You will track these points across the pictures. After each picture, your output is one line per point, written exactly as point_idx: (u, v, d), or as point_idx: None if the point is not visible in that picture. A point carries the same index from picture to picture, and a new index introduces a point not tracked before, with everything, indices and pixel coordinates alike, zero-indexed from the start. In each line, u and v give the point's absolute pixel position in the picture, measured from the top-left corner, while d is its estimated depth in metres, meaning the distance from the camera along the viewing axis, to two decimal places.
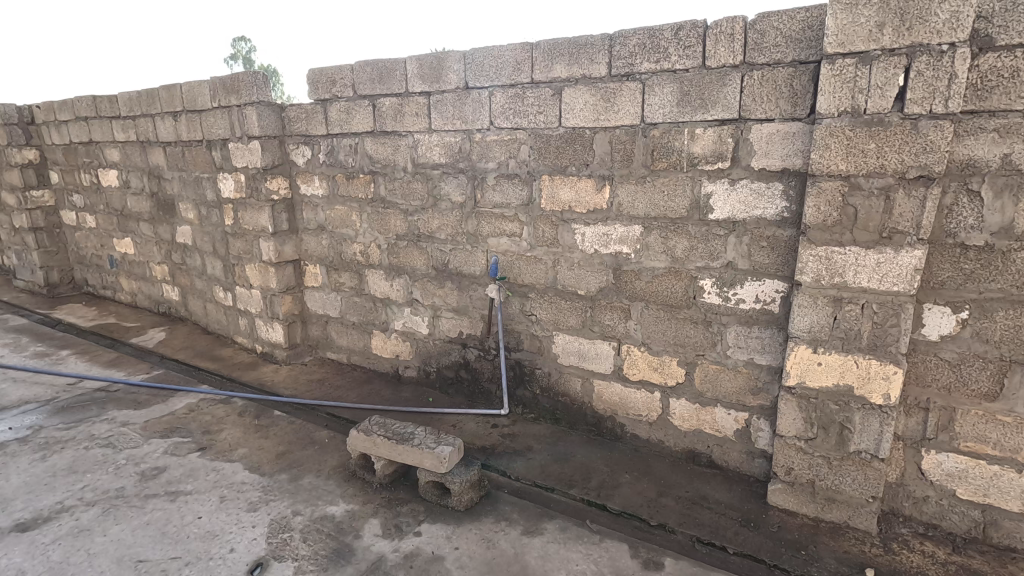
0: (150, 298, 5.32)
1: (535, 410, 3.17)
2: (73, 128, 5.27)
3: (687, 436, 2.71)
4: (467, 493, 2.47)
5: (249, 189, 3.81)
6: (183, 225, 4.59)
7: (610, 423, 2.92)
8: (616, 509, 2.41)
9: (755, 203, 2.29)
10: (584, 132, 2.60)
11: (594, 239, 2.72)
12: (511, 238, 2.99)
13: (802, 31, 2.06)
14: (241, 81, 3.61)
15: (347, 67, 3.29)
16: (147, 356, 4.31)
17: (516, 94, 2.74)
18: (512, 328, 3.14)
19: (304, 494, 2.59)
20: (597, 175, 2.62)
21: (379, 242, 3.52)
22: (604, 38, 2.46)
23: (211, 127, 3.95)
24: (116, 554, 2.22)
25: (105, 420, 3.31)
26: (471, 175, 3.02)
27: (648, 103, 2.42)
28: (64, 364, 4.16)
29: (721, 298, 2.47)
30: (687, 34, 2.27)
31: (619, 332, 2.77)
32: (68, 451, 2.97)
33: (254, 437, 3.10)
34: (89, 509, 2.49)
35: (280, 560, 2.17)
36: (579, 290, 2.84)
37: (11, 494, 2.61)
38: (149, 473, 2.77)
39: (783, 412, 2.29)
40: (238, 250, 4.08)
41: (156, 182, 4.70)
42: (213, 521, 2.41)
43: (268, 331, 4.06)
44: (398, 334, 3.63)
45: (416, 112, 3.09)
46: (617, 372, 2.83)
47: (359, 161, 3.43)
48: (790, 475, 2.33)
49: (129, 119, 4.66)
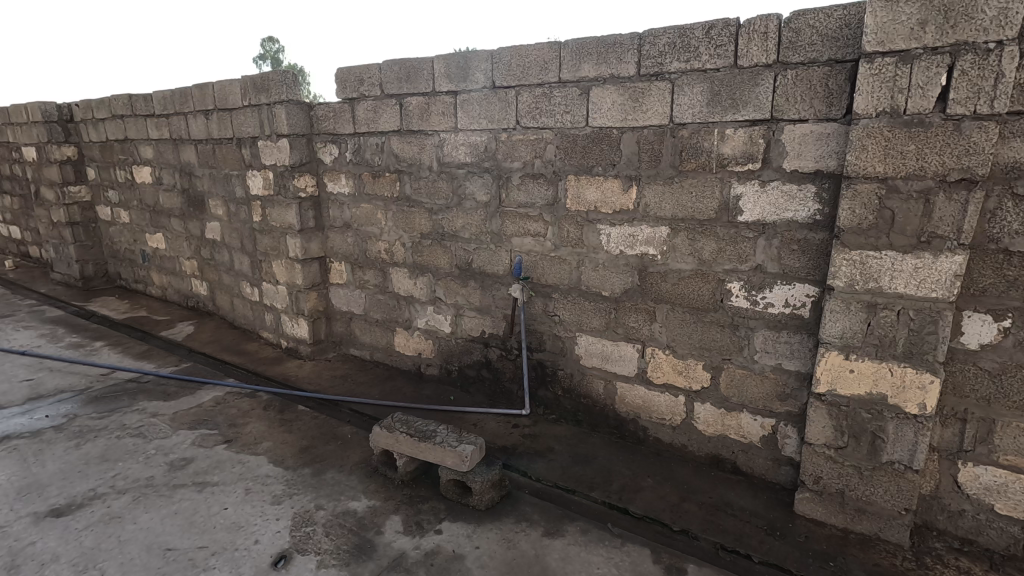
0: (179, 292, 5.45)
1: (556, 411, 3.15)
2: (109, 126, 5.42)
3: (711, 441, 2.67)
4: (487, 492, 2.46)
5: (277, 186, 3.87)
6: (212, 222, 4.69)
7: (632, 426, 2.90)
8: (638, 513, 2.38)
9: (786, 204, 2.24)
10: (611, 132, 2.58)
11: (620, 240, 2.70)
12: (535, 237, 2.98)
13: (839, 29, 2.01)
14: (271, 80, 3.67)
15: (375, 67, 3.32)
16: (176, 349, 4.42)
17: (542, 94, 2.73)
18: (534, 328, 3.13)
19: (327, 489, 2.62)
20: (624, 176, 2.60)
21: (403, 241, 3.55)
22: (633, 38, 2.43)
23: (241, 125, 4.03)
24: (145, 542, 2.27)
25: (135, 410, 3.40)
26: (496, 175, 3.01)
27: (676, 103, 2.39)
28: (97, 355, 4.29)
29: (749, 302, 2.42)
30: (718, 33, 2.23)
31: (644, 335, 2.74)
32: (101, 440, 3.05)
33: (279, 431, 3.14)
34: (120, 497, 2.55)
35: (303, 553, 2.20)
36: (604, 291, 2.82)
37: (47, 480, 2.69)
38: (178, 464, 2.83)
39: (813, 420, 2.23)
40: (265, 246, 4.14)
41: (187, 179, 4.80)
42: (239, 513, 2.45)
43: (293, 326, 4.12)
44: (421, 333, 3.66)
45: (443, 111, 3.10)
46: (640, 374, 2.80)
47: (385, 160, 3.46)
48: (818, 484, 2.28)
49: (163, 118, 4.78)
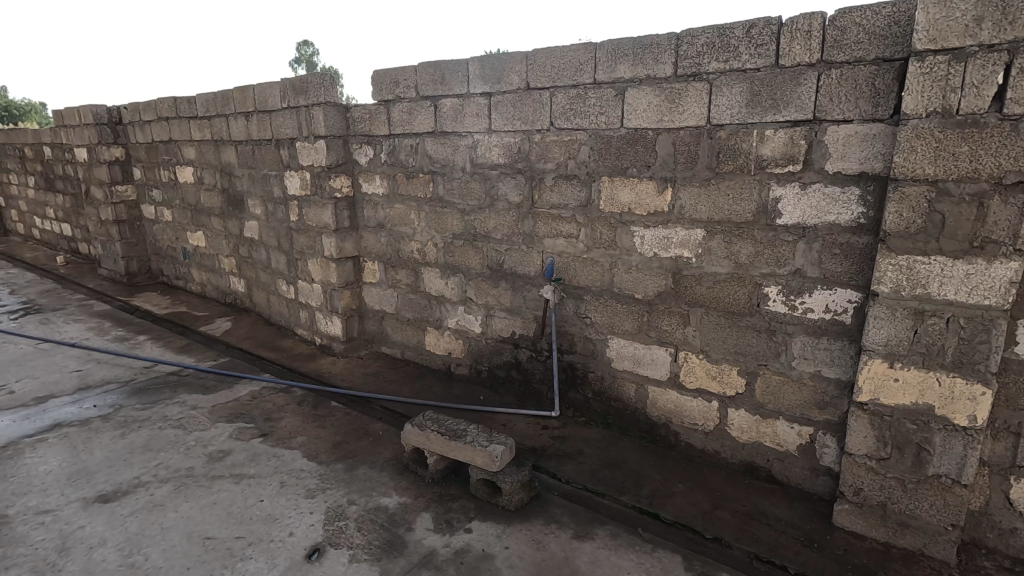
0: (217, 288, 5.61)
1: (586, 414, 3.14)
2: (155, 128, 5.63)
3: (745, 449, 2.62)
4: (517, 493, 2.47)
5: (314, 186, 3.95)
6: (251, 220, 4.82)
7: (663, 431, 2.86)
8: (669, 518, 2.35)
9: (828, 207, 2.19)
10: (646, 133, 2.56)
11: (654, 243, 2.67)
12: (567, 239, 2.97)
13: (887, 27, 1.95)
14: (310, 82, 3.75)
15: (410, 69, 3.36)
16: (215, 344, 4.55)
17: (578, 95, 2.72)
18: (565, 330, 3.12)
19: (359, 484, 2.66)
20: (659, 177, 2.57)
21: (435, 241, 3.58)
22: (671, 38, 2.41)
23: (280, 126, 4.13)
24: (186, 530, 2.34)
25: (176, 402, 3.51)
26: (529, 176, 3.01)
27: (714, 103, 2.35)
28: (141, 349, 4.45)
29: (787, 307, 2.37)
30: (759, 33, 2.19)
31: (677, 339, 2.71)
32: (144, 430, 3.17)
33: (312, 426, 3.21)
34: (163, 486, 2.64)
35: (336, 547, 2.24)
36: (636, 293, 2.79)
37: (95, 467, 2.81)
38: (216, 455, 2.91)
39: (854, 429, 2.16)
40: (301, 245, 4.23)
41: (227, 179, 4.95)
42: (274, 505, 2.51)
43: (327, 323, 4.20)
44: (451, 332, 3.69)
45: (477, 113, 3.12)
46: (673, 379, 2.76)
47: (419, 161, 3.50)
48: (858, 496, 2.21)
49: (206, 119, 4.93)
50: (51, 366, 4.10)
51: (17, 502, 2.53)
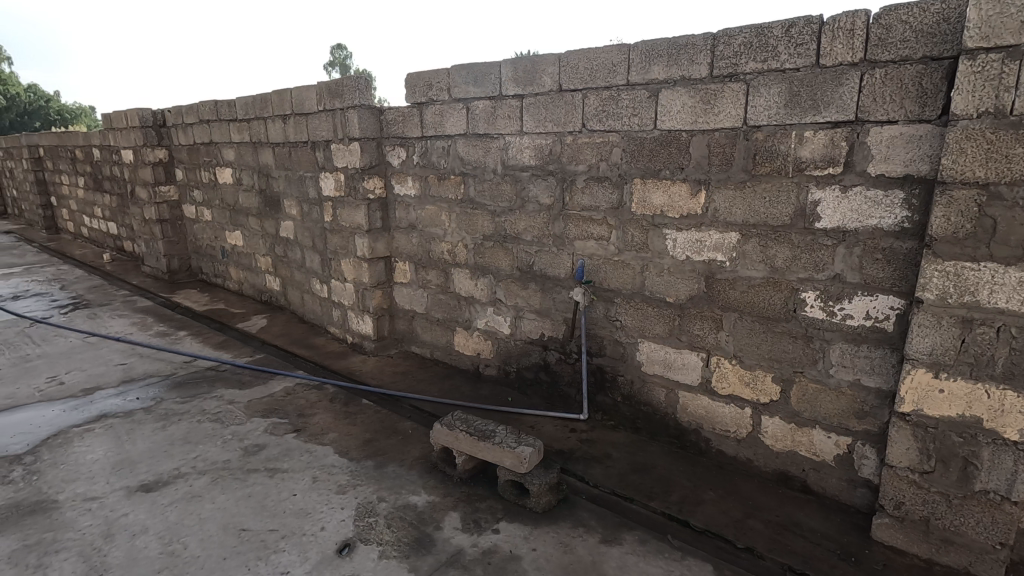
0: (254, 286, 5.77)
1: (615, 418, 3.11)
2: (197, 130, 5.82)
3: (779, 457, 2.56)
4: (545, 495, 2.47)
5: (348, 188, 4.03)
6: (286, 221, 4.94)
7: (694, 437, 2.82)
8: (699, 526, 2.31)
9: (870, 211, 2.12)
10: (680, 135, 2.53)
11: (686, 246, 2.63)
12: (598, 241, 2.95)
13: (935, 25, 1.89)
14: (346, 85, 3.82)
15: (443, 71, 3.39)
16: (250, 340, 4.68)
17: (610, 96, 2.70)
18: (595, 333, 3.10)
19: (389, 482, 2.70)
20: (693, 179, 2.54)
21: (466, 242, 3.61)
22: (707, 38, 2.37)
23: (316, 129, 4.22)
24: (222, 521, 2.41)
25: (214, 397, 3.62)
26: (561, 177, 3.01)
27: (751, 104, 2.31)
28: (180, 344, 4.61)
29: (826, 313, 2.30)
30: (800, 32, 2.14)
31: (709, 343, 2.66)
32: (184, 423, 3.28)
33: (343, 423, 3.27)
34: (201, 478, 2.73)
35: (366, 543, 2.27)
36: (668, 297, 2.76)
37: (138, 457, 2.92)
38: (251, 449, 2.99)
39: (895, 441, 2.09)
40: (335, 245, 4.32)
41: (264, 180, 5.08)
42: (306, 499, 2.56)
43: (359, 322, 4.28)
44: (480, 333, 3.70)
45: (509, 114, 3.13)
46: (704, 384, 2.72)
47: (451, 162, 3.53)
48: (899, 509, 2.13)
49: (245, 122, 5.07)
50: (97, 359, 4.28)
51: (66, 489, 2.65)
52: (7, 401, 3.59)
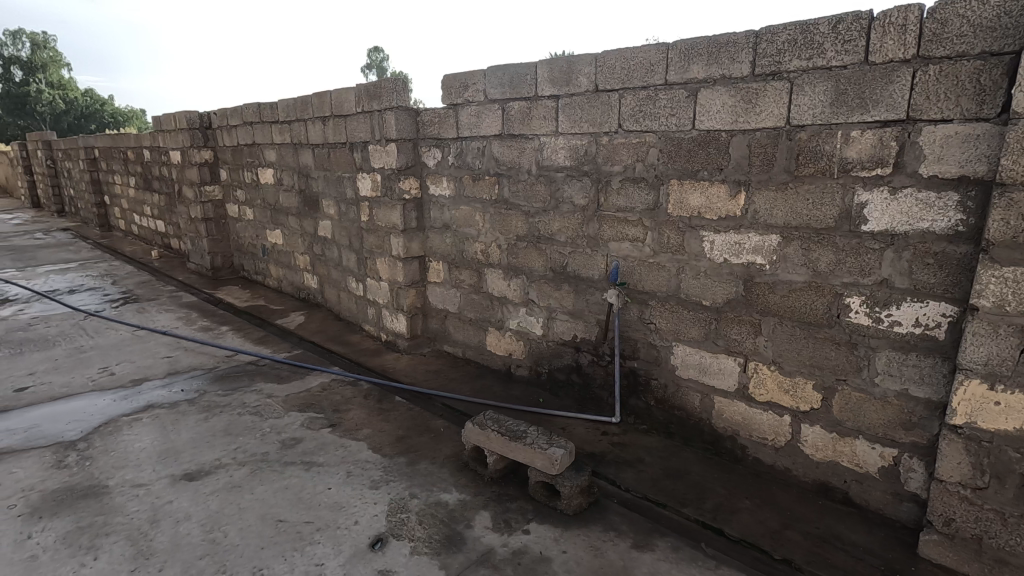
0: (292, 284, 5.92)
1: (647, 422, 3.07)
2: (241, 132, 6.01)
3: (819, 467, 2.48)
4: (576, 498, 2.45)
5: (384, 188, 4.10)
6: (324, 220, 5.05)
7: (729, 444, 2.76)
8: (734, 535, 2.26)
9: (921, 214, 2.03)
10: (719, 135, 2.48)
11: (724, 248, 2.58)
12: (633, 243, 2.92)
13: (995, 19, 1.80)
14: (384, 87, 3.89)
15: (479, 73, 3.41)
16: (289, 336, 4.80)
17: (648, 96, 2.67)
18: (629, 335, 3.07)
19: (420, 479, 2.73)
20: (732, 181, 2.49)
21: (499, 242, 3.62)
22: (749, 36, 2.32)
23: (355, 130, 4.31)
24: (260, 511, 2.48)
25: (254, 390, 3.74)
26: (596, 178, 2.99)
27: (795, 103, 2.24)
28: (223, 338, 4.77)
29: (871, 320, 2.22)
30: (847, 28, 2.07)
31: (747, 348, 2.60)
32: (225, 415, 3.39)
33: (377, 420, 3.32)
34: (241, 468, 2.82)
35: (398, 539, 2.30)
36: (704, 300, 2.71)
37: (182, 446, 3.04)
38: (289, 442, 3.07)
39: (945, 454, 2.00)
40: (371, 244, 4.39)
41: (304, 180, 5.21)
42: (341, 493, 2.62)
43: (393, 321, 4.34)
44: (512, 333, 3.71)
45: (545, 115, 3.12)
46: (741, 390, 2.66)
47: (485, 163, 3.55)
48: (949, 526, 2.04)
49: (286, 124, 5.21)
50: (145, 352, 4.47)
51: (116, 475, 2.77)
52: (63, 390, 3.78)
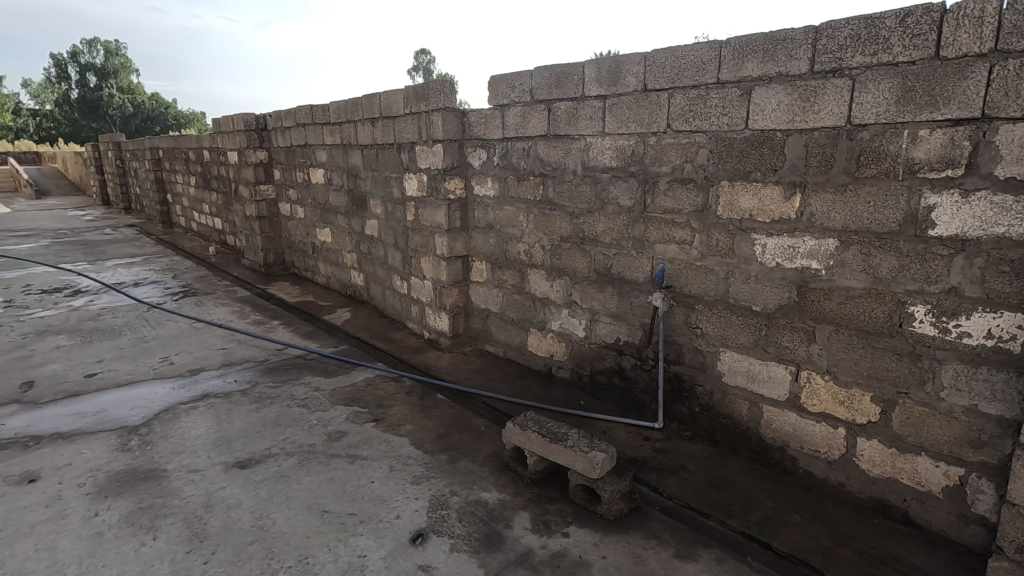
0: (339, 281, 6.08)
1: (692, 429, 3.00)
2: (294, 134, 6.22)
3: (876, 484, 2.36)
4: (616, 503, 2.42)
5: (430, 188, 4.16)
6: (371, 219, 5.17)
7: (778, 454, 2.67)
8: (782, 550, 2.18)
9: (996, 218, 1.90)
10: (774, 135, 2.40)
11: (777, 252, 2.49)
12: (680, 245, 2.86)
13: None
14: (431, 88, 3.94)
15: (526, 74, 3.42)
16: (335, 332, 4.94)
17: (698, 95, 2.61)
18: (674, 340, 3.00)
19: (461, 476, 2.75)
20: (787, 182, 2.40)
21: (543, 243, 3.61)
22: (808, 31, 2.23)
23: (403, 131, 4.39)
24: (306, 501, 2.56)
25: (302, 383, 3.86)
26: (642, 179, 2.94)
27: (857, 101, 2.14)
28: (274, 332, 4.95)
29: (937, 330, 2.09)
30: (917, 21, 1.96)
31: (800, 356, 2.50)
32: (275, 406, 3.52)
33: (419, 416, 3.37)
34: (289, 459, 2.92)
35: (438, 535, 2.33)
36: (754, 306, 2.62)
37: (235, 435, 3.16)
38: (334, 435, 3.16)
39: (1019, 476, 1.86)
40: (416, 244, 4.46)
41: (353, 180, 5.34)
42: (383, 487, 2.67)
43: (436, 319, 4.40)
44: (554, 335, 3.69)
45: (591, 115, 3.10)
46: (792, 400, 2.56)
47: (531, 163, 3.55)
48: (1022, 553, 1.90)
49: (337, 125, 5.36)
50: (202, 343, 4.68)
51: (174, 459, 2.92)
52: (128, 377, 4.01)
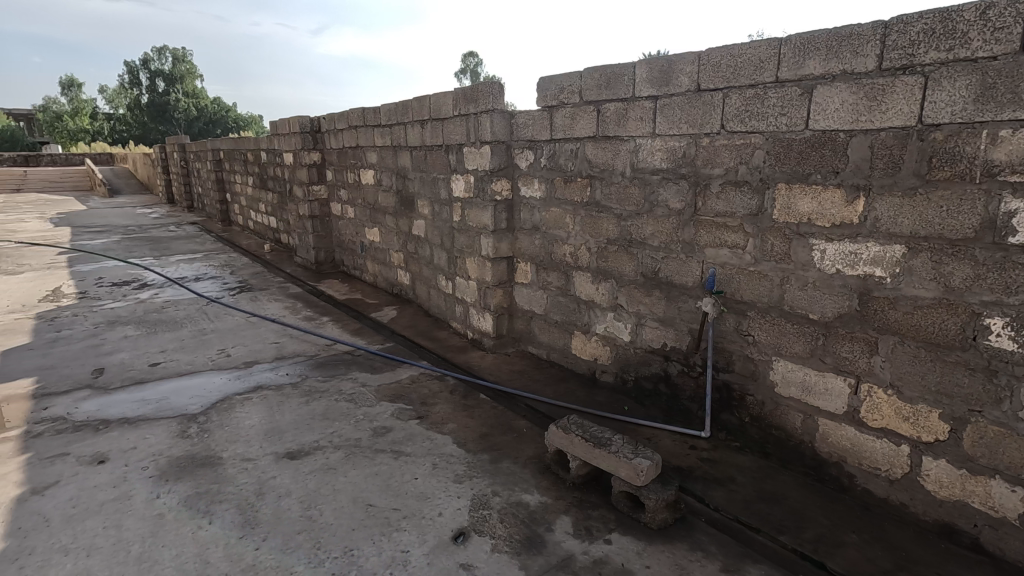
0: (386, 280, 6.22)
1: (741, 439, 2.90)
2: (346, 136, 6.39)
3: (942, 506, 2.22)
4: (661, 512, 2.36)
5: (477, 189, 4.19)
6: (419, 219, 5.25)
7: (834, 470, 2.55)
8: (838, 570, 2.08)
9: None
10: (836, 135, 2.29)
11: (837, 258, 2.38)
12: (732, 249, 2.78)
13: None
14: (480, 90, 3.97)
15: (576, 74, 3.40)
16: (382, 329, 5.05)
17: (755, 95, 2.52)
18: (724, 347, 2.91)
19: (503, 477, 2.76)
20: (849, 185, 2.29)
21: (589, 245, 3.58)
22: (876, 27, 2.12)
23: (451, 133, 4.44)
24: (352, 494, 2.62)
25: (350, 378, 3.96)
26: (693, 181, 2.87)
27: (930, 100, 2.02)
28: (323, 328, 5.10)
29: (1017, 344, 1.94)
30: (1000, 13, 1.83)
31: (860, 368, 2.38)
32: (324, 400, 3.62)
33: (462, 415, 3.40)
34: (336, 452, 3.00)
35: (480, 535, 2.34)
36: (811, 314, 2.51)
37: (285, 426, 3.28)
38: (380, 431, 3.22)
39: None
40: (462, 244, 4.51)
41: (401, 181, 5.45)
42: (426, 484, 2.70)
43: (480, 319, 4.43)
44: (599, 338, 3.65)
45: (641, 116, 3.05)
46: (851, 414, 2.44)
47: (578, 165, 3.52)
48: None
49: (387, 127, 5.48)
50: (257, 337, 4.88)
51: (230, 447, 3.05)
52: (189, 367, 4.22)
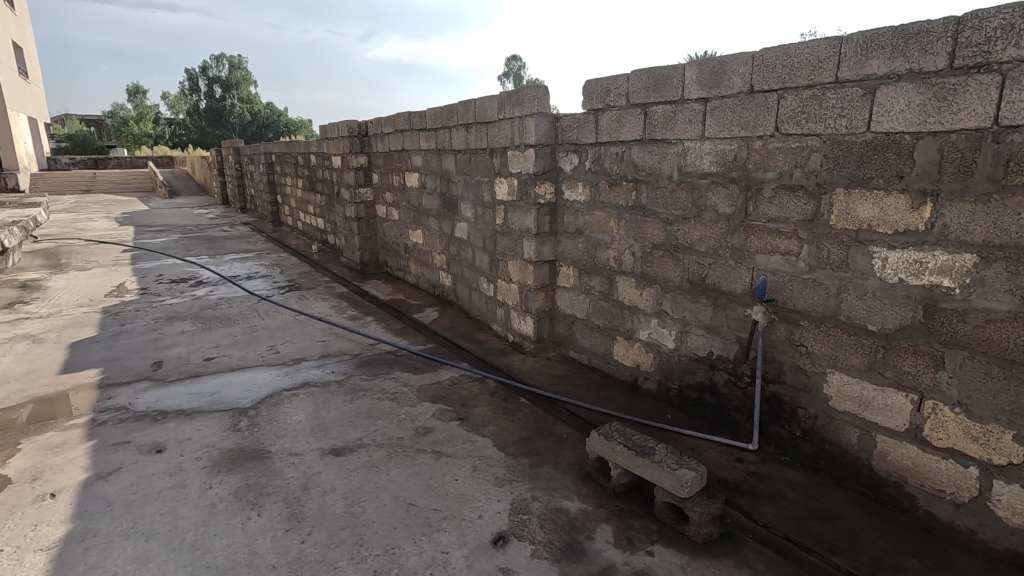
0: (429, 281, 6.30)
1: (791, 454, 2.79)
2: (392, 139, 6.52)
3: (1016, 534, 2.06)
4: (706, 526, 2.29)
5: (520, 192, 4.19)
6: (462, 222, 5.30)
7: (894, 490, 2.41)
8: None
9: None
10: (901, 138, 2.18)
11: (900, 267, 2.26)
12: (785, 257, 2.68)
13: None
14: (526, 93, 3.97)
15: (623, 76, 3.35)
16: (424, 330, 5.11)
17: (812, 96, 2.43)
18: (774, 357, 2.81)
19: (543, 482, 2.74)
20: (915, 190, 2.17)
21: (633, 249, 3.52)
22: (947, 24, 2.01)
23: (495, 136, 4.46)
24: (394, 492, 2.66)
25: (392, 378, 4.03)
26: (744, 185, 2.79)
27: (1007, 100, 1.89)
28: (368, 327, 5.21)
29: None
30: None
31: (924, 384, 2.25)
32: (367, 398, 3.70)
33: (502, 418, 3.40)
34: (379, 450, 3.05)
35: (519, 539, 2.33)
36: (870, 325, 2.40)
37: (331, 423, 3.36)
38: (421, 431, 3.26)
39: None
40: (504, 247, 4.52)
41: (445, 184, 5.51)
42: (467, 486, 2.71)
43: (521, 322, 4.43)
44: (642, 344, 3.59)
45: (690, 118, 2.98)
46: (913, 432, 2.31)
47: (624, 168, 3.47)
48: None
49: (432, 131, 5.55)
50: (304, 335, 5.02)
51: (278, 442, 3.14)
52: (240, 362, 4.39)
